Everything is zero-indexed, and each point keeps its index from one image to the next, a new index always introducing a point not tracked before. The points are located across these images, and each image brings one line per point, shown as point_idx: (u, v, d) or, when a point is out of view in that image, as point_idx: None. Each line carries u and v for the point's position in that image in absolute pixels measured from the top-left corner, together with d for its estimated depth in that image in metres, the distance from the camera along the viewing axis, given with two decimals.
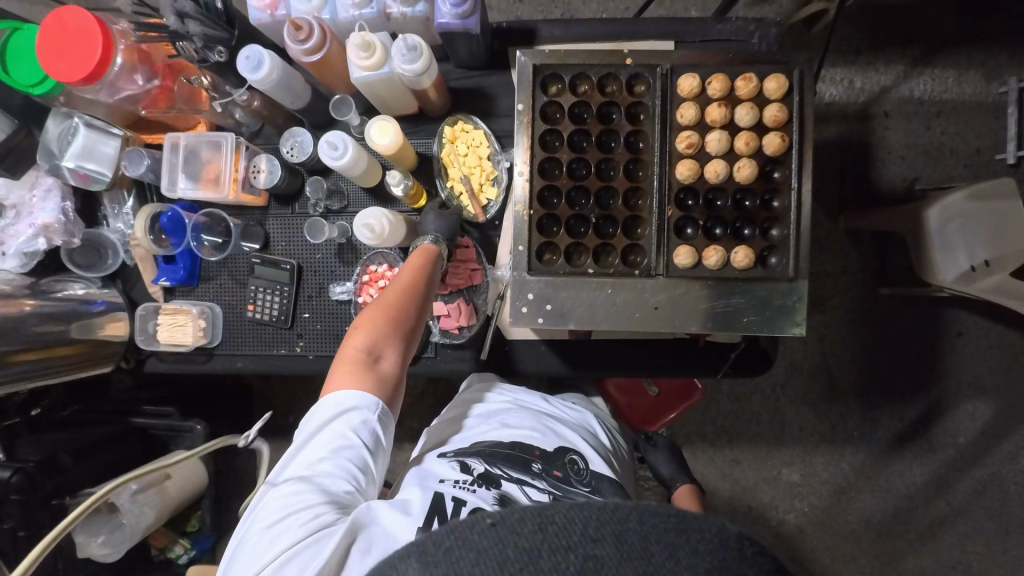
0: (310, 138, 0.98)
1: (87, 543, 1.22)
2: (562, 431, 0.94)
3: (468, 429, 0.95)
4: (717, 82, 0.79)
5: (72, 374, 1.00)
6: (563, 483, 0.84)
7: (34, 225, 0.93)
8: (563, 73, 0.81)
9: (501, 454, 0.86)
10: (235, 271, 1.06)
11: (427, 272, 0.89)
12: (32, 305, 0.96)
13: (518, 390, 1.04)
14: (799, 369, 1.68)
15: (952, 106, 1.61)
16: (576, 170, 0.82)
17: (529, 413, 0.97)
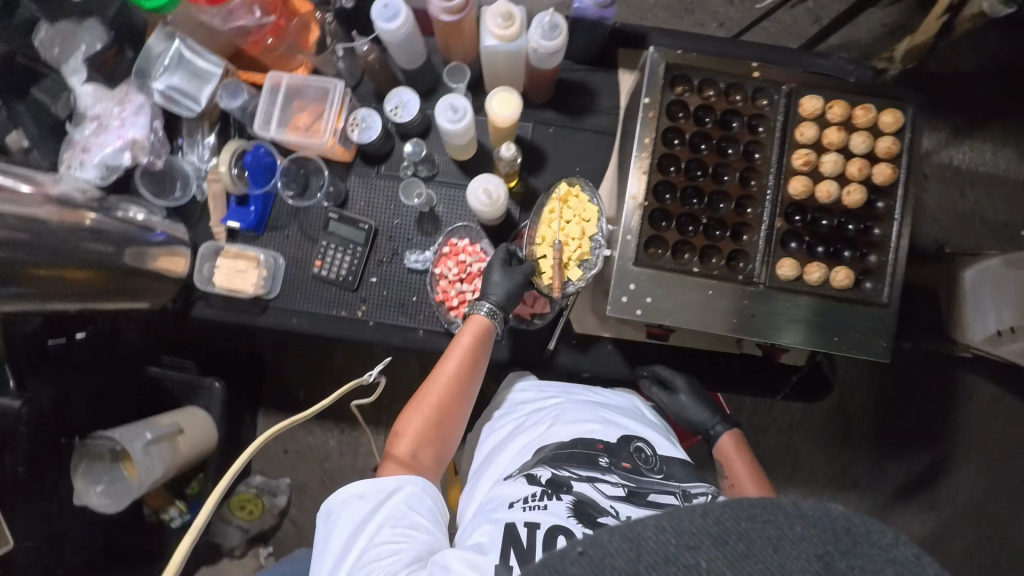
0: (416, 101, 0.95)
1: (87, 491, 1.16)
2: (621, 420, 0.90)
3: (519, 431, 0.91)
4: (838, 107, 0.81)
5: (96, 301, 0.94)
6: (634, 474, 0.81)
7: (125, 141, 0.91)
8: (691, 76, 0.83)
9: (565, 455, 0.82)
10: (306, 224, 1.03)
11: (479, 344, 0.90)
12: (93, 220, 0.88)
13: (564, 385, 1.00)
14: (815, 410, 1.69)
15: (987, 178, 1.69)
16: (691, 170, 0.83)
17: (585, 404, 0.93)
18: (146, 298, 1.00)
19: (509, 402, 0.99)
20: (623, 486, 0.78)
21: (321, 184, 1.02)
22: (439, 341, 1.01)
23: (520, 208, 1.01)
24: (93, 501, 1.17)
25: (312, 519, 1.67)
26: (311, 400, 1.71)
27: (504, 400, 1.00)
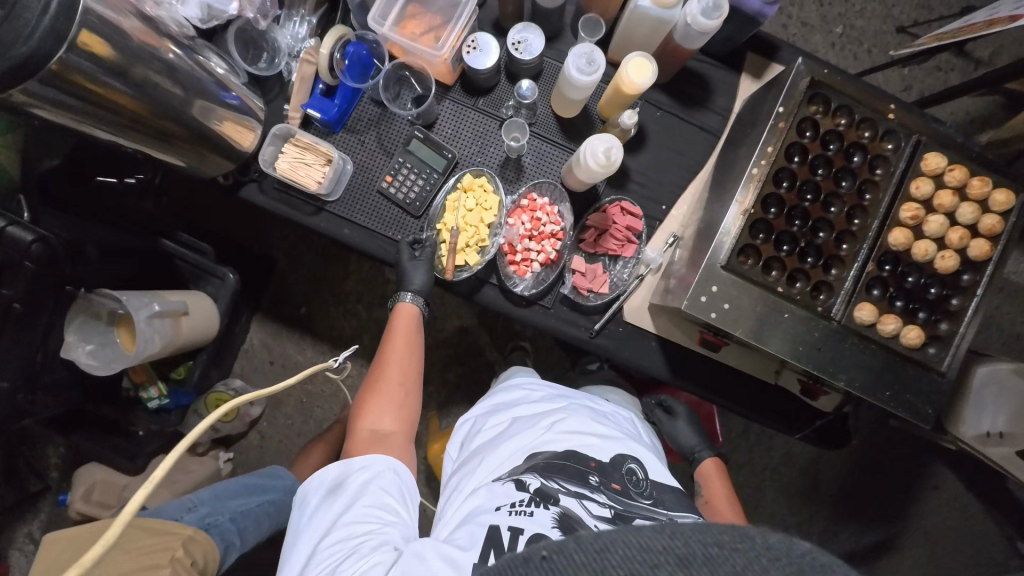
0: (540, 41, 0.90)
1: (75, 347, 1.09)
2: (618, 437, 0.82)
3: (506, 430, 0.84)
4: (959, 172, 0.80)
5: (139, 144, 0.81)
6: (623, 497, 0.73)
7: None
8: (830, 98, 0.80)
9: (556, 466, 0.74)
10: (385, 136, 0.98)
11: (413, 328, 0.94)
12: (174, 56, 0.74)
13: (559, 389, 0.93)
14: (791, 461, 1.61)
15: None
16: (802, 191, 0.81)
17: (583, 412, 0.85)
18: (193, 159, 0.89)
19: (503, 399, 0.92)
20: (610, 508, 0.70)
21: (415, 97, 0.98)
22: (490, 291, 0.99)
23: (606, 184, 0.99)
24: (79, 358, 1.09)
25: (281, 436, 1.63)
26: (310, 319, 1.66)
27: (506, 394, 0.93)
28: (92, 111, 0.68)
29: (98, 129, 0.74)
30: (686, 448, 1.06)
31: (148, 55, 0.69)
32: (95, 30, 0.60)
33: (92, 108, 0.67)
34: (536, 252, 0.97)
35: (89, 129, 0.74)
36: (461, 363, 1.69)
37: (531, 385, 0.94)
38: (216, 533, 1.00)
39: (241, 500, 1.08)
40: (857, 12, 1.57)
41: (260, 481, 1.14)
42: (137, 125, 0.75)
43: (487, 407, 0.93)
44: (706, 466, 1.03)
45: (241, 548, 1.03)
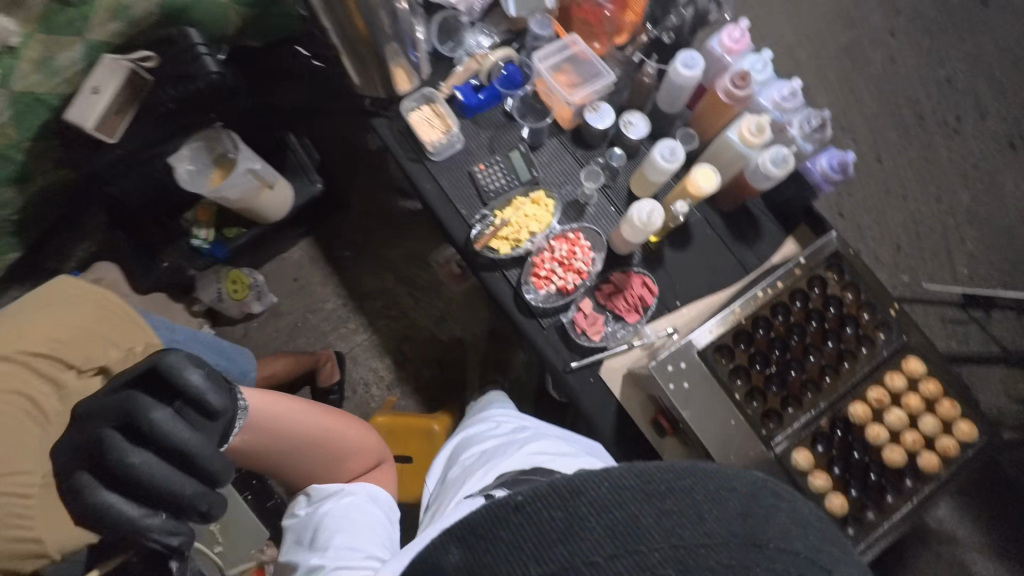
0: (644, 129, 1.12)
1: (183, 159, 1.32)
2: (584, 460, 0.89)
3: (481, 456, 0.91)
4: (932, 386, 0.88)
5: (340, 49, 1.08)
6: None
7: None
8: (846, 272, 0.93)
9: (521, 479, 0.82)
10: (497, 137, 1.20)
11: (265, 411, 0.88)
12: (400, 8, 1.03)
13: (533, 422, 1.00)
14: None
15: None
16: (792, 330, 0.91)
17: (549, 438, 0.93)
18: (361, 76, 1.14)
19: (475, 431, 1.00)
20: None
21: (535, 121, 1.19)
22: (505, 288, 1.12)
23: (641, 259, 1.14)
24: (180, 171, 1.31)
25: (266, 338, 1.78)
26: (349, 261, 1.83)
27: (482, 426, 1.00)
28: (339, 5, 0.97)
29: (326, 21, 1.02)
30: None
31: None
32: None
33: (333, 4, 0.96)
34: (559, 277, 1.10)
35: (320, 18, 1.02)
36: (444, 368, 1.77)
37: (504, 417, 1.02)
38: None
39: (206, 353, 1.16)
40: (925, 270, 1.73)
41: (235, 354, 1.23)
42: (348, 34, 1.03)
43: (461, 438, 1.01)
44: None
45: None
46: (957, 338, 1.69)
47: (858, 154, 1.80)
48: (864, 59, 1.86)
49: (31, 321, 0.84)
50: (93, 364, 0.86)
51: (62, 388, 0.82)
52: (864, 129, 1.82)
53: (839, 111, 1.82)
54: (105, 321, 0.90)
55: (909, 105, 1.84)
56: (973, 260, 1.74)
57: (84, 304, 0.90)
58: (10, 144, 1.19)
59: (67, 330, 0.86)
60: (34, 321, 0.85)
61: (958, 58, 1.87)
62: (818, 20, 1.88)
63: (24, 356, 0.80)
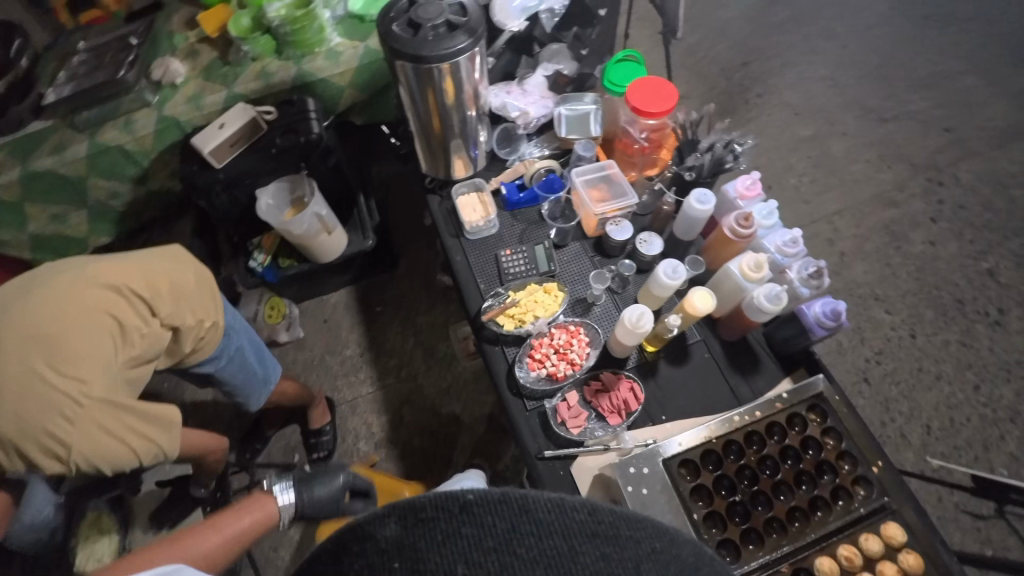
0: (657, 248, 1.22)
1: (267, 194, 1.58)
2: None
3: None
4: (914, 559, 0.81)
5: (417, 135, 1.30)
6: None
7: (523, 108, 1.38)
8: (829, 416, 0.92)
9: None
10: (528, 231, 1.34)
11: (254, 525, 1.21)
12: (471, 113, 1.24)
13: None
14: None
15: None
16: (765, 464, 0.90)
17: None
18: (427, 159, 1.36)
19: None
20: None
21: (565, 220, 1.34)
22: (500, 363, 1.19)
23: (636, 365, 1.17)
24: (261, 201, 1.57)
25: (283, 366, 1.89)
26: (379, 316, 1.96)
27: None
28: (421, 102, 1.18)
29: (410, 114, 1.25)
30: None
31: (461, 104, 1.20)
32: (456, 83, 1.14)
33: (420, 106, 1.20)
34: (552, 363, 1.16)
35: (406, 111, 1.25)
36: (435, 438, 1.77)
37: None
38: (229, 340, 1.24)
39: (252, 350, 1.31)
40: (959, 463, 1.61)
41: (269, 360, 1.38)
42: (425, 127, 1.26)
43: None
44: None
45: (219, 366, 1.23)
46: (993, 546, 1.51)
47: (890, 325, 1.80)
48: (902, 238, 1.93)
49: (147, 265, 1.07)
50: (171, 320, 1.07)
51: (143, 328, 1.02)
52: (898, 303, 1.83)
53: (872, 280, 1.87)
54: (193, 293, 1.13)
55: (948, 289, 1.85)
56: (1014, 462, 1.61)
57: (187, 268, 1.14)
58: (144, 151, 1.55)
59: (167, 286, 1.08)
60: (147, 267, 1.07)
61: (1002, 258, 1.89)
62: (859, 196, 2.01)
63: (131, 293, 1.02)
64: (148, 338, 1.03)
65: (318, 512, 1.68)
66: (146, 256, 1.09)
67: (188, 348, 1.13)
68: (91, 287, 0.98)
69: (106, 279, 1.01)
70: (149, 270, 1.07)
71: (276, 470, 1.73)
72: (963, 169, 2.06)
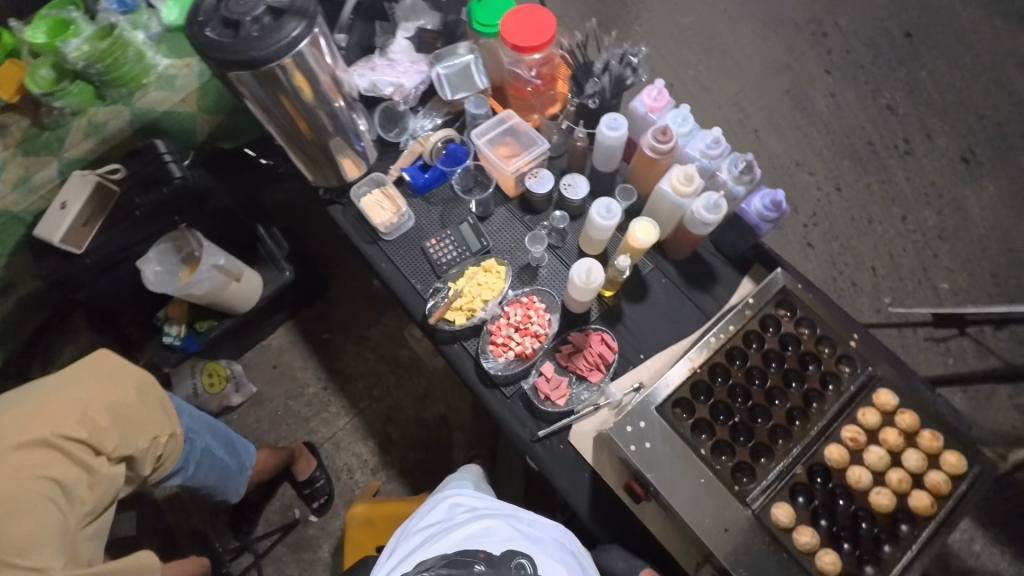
0: (584, 189, 1.15)
1: (149, 263, 1.35)
2: (516, 535, 0.83)
3: (416, 546, 0.86)
4: (910, 418, 0.82)
5: (287, 145, 1.13)
6: None
7: (396, 80, 1.23)
8: (798, 307, 0.91)
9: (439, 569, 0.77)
10: (448, 213, 1.23)
11: None
12: (339, 105, 1.08)
13: (484, 500, 0.94)
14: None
15: None
16: (752, 376, 0.88)
17: (485, 517, 0.87)
18: (313, 170, 1.20)
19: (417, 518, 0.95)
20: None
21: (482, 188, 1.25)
22: (465, 360, 1.11)
23: (599, 315, 1.12)
24: (147, 274, 1.34)
25: (246, 429, 1.75)
26: (329, 344, 1.83)
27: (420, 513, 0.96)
28: (278, 110, 1.02)
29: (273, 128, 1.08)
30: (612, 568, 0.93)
31: (324, 99, 1.04)
32: (309, 79, 0.97)
33: (282, 117, 1.04)
34: (517, 342, 1.09)
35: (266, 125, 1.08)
36: (427, 445, 1.71)
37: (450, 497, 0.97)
38: (189, 447, 1.05)
39: (218, 444, 1.14)
40: (908, 293, 1.69)
41: (239, 446, 1.21)
42: (297, 138, 1.10)
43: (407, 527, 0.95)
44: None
45: (187, 476, 1.05)
46: (953, 356, 1.63)
47: (817, 186, 1.82)
48: (805, 98, 1.94)
49: (75, 395, 0.87)
50: (120, 452, 0.89)
51: (88, 478, 0.85)
52: (819, 162, 1.85)
53: (790, 148, 1.87)
54: (142, 410, 0.93)
55: (858, 135, 1.88)
56: (953, 275, 1.71)
57: (126, 381, 0.93)
58: None
59: (107, 414, 0.88)
60: (75, 398, 0.87)
61: (896, 88, 1.94)
62: (756, 68, 1.98)
63: (64, 441, 0.83)
64: (98, 485, 0.86)
65: (337, 560, 1.61)
66: (71, 384, 0.88)
67: (149, 472, 0.95)
68: (9, 451, 0.80)
69: (29, 432, 0.82)
70: (78, 403, 0.87)
71: (279, 534, 1.63)
72: (841, 12, 2.06)
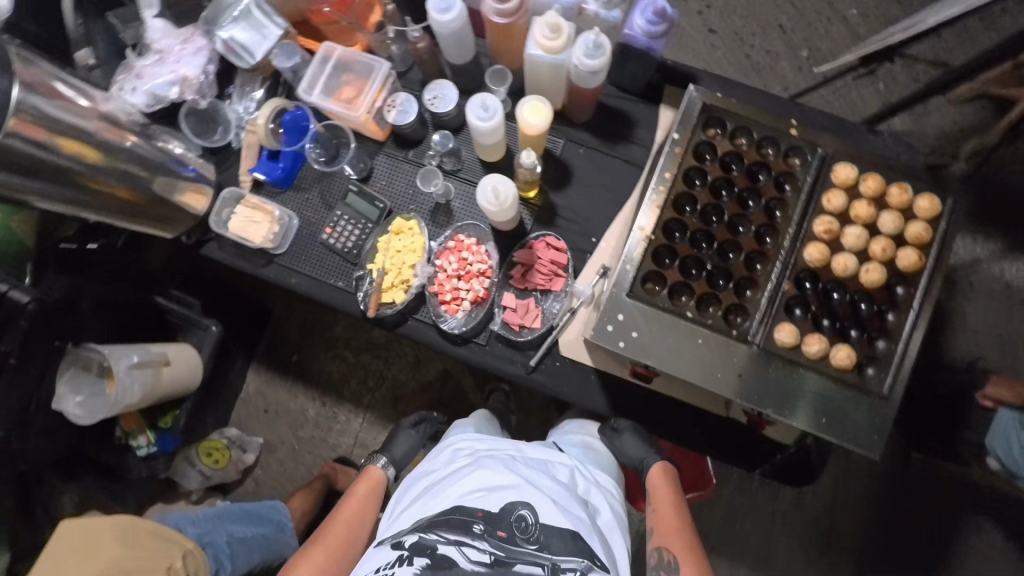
0: (454, 95, 0.97)
1: (66, 398, 1.18)
2: (517, 481, 0.82)
3: (420, 489, 0.88)
4: (873, 182, 0.78)
5: (124, 222, 0.94)
6: (506, 545, 0.76)
7: (176, 73, 0.97)
8: (727, 120, 0.82)
9: (440, 520, 0.79)
10: (326, 191, 1.05)
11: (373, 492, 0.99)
12: (133, 142, 0.88)
13: (489, 441, 0.93)
14: (803, 505, 1.42)
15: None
16: (707, 214, 0.82)
17: (487, 463, 0.86)
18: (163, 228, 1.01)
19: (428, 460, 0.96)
20: (490, 555, 0.75)
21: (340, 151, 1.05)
22: (425, 331, 1.00)
23: (534, 219, 1.01)
24: (69, 409, 1.18)
25: (274, 479, 1.69)
26: (303, 366, 1.72)
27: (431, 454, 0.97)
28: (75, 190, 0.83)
29: (89, 212, 0.88)
30: (634, 457, 0.96)
31: (110, 147, 0.85)
32: (77, 137, 0.79)
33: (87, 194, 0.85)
34: (466, 291, 0.98)
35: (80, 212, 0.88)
36: (445, 405, 1.66)
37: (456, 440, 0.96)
38: (211, 551, 1.03)
39: (241, 526, 1.09)
40: (824, 32, 1.56)
41: (264, 510, 1.15)
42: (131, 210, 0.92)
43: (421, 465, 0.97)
44: (654, 472, 0.94)
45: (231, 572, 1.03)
46: None
47: None
48: None
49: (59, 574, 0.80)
50: None
51: None
52: None
53: None
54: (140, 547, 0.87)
55: None
56: None
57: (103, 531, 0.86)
58: None
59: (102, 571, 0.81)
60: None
61: None
62: None
63: None
64: None
65: None
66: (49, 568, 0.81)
67: None
68: None
69: None
70: None
71: None
72: None
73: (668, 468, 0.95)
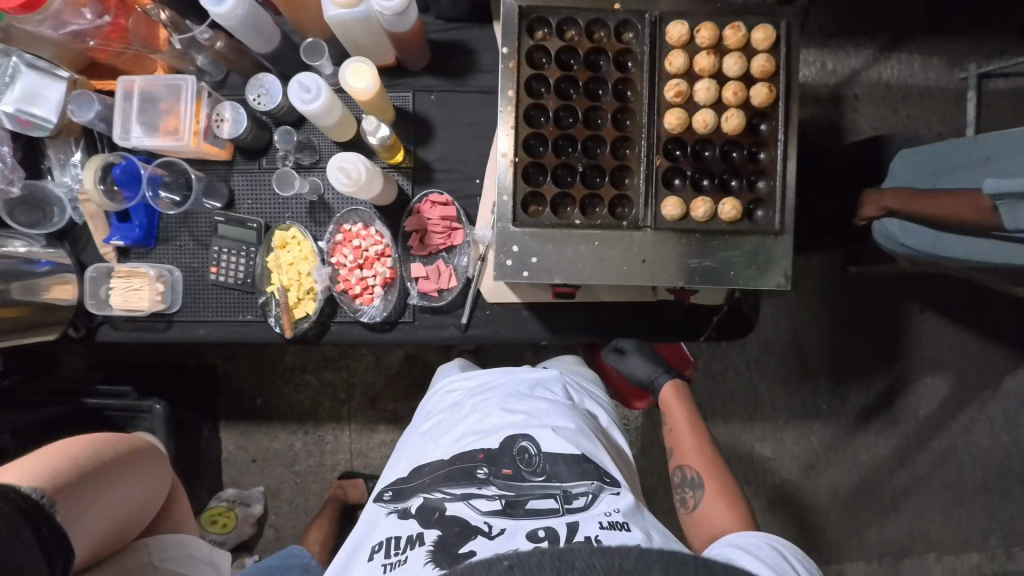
0: (280, 87, 0.92)
1: None
2: (512, 419, 0.87)
3: (417, 448, 0.91)
4: (706, 30, 0.77)
5: (11, 339, 0.91)
6: (514, 481, 0.80)
7: None
8: (549, 17, 0.78)
9: (443, 474, 0.82)
10: (195, 231, 0.99)
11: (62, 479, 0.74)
12: None
13: (474, 382, 0.97)
14: (770, 346, 1.51)
15: (941, 89, 1.45)
16: (563, 119, 0.80)
17: (480, 409, 0.90)
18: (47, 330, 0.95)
19: (420, 417, 0.99)
20: (500, 499, 0.78)
21: (184, 184, 0.98)
22: (351, 330, 0.98)
23: (411, 182, 0.97)
24: None
25: (293, 520, 1.61)
26: (270, 406, 1.62)
27: (425, 405, 1.01)
28: None
29: None
30: (645, 377, 1.06)
31: None
32: None
33: None
34: (372, 277, 0.96)
35: None
36: (422, 388, 1.63)
37: (446, 390, 0.99)
38: None
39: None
40: None
41: (283, 553, 1.11)
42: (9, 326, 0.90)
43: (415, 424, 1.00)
44: (666, 392, 1.04)
45: None
46: None
47: None
48: None
49: None
50: None
51: None
52: None
53: None
54: None
55: None
56: None
57: None
58: None
59: None
60: None
61: None
62: None
63: None
64: None
65: None
66: None
67: None
68: None
69: None
70: None
71: None
72: None
73: (679, 386, 1.05)
